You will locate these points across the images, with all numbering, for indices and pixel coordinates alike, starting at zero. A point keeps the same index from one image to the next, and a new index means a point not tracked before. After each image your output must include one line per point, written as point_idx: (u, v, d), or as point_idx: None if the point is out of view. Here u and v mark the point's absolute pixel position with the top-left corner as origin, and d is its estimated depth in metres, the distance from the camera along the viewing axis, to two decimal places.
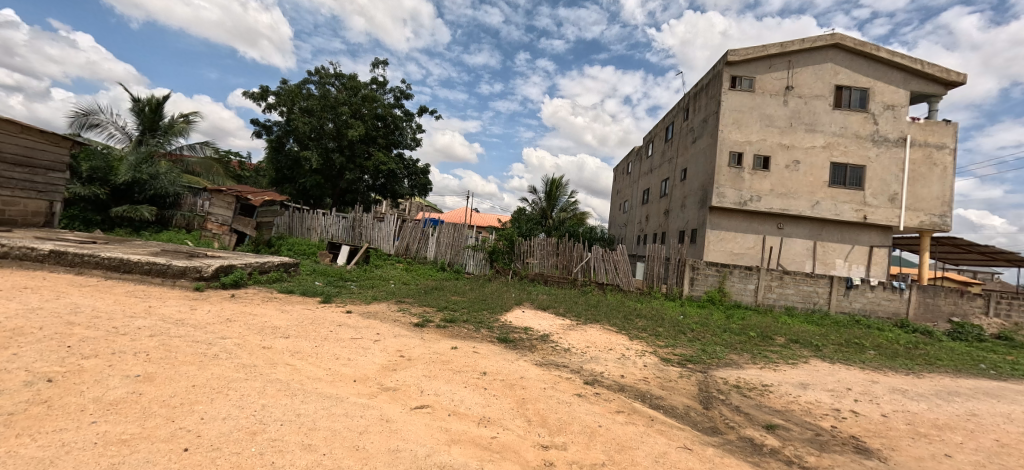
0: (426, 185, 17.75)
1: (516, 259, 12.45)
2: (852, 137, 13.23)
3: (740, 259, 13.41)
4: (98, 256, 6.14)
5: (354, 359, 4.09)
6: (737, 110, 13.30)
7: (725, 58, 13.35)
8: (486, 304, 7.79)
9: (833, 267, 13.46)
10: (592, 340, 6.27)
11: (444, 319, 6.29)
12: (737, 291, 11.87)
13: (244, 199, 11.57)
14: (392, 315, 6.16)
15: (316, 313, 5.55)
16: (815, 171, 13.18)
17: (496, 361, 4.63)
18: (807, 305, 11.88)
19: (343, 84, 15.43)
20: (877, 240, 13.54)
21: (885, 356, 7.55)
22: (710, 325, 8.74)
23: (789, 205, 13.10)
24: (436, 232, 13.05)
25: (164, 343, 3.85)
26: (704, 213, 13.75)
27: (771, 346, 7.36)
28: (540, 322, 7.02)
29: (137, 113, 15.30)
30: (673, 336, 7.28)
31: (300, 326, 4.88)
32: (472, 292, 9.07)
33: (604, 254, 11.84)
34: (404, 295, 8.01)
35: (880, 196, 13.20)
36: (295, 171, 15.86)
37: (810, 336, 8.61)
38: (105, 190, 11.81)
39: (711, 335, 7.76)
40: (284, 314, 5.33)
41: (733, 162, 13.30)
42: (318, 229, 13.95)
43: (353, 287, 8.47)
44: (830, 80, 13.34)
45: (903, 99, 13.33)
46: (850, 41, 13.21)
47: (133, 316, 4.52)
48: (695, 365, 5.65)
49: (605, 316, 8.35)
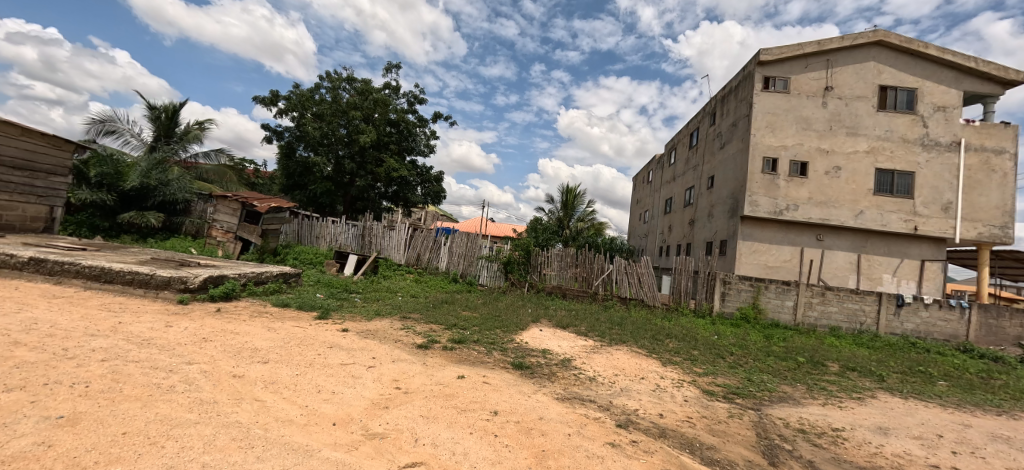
0: (439, 192, 17.25)
1: (532, 271, 11.74)
2: (898, 141, 12.16)
3: (776, 272, 12.35)
4: (79, 265, 5.66)
5: (339, 393, 3.40)
6: (771, 112, 12.40)
7: (756, 57, 12.51)
8: (501, 322, 7.03)
9: (879, 283, 12.30)
10: (620, 366, 5.47)
11: (451, 339, 5.56)
12: (774, 308, 10.86)
13: (249, 204, 11.20)
14: (393, 334, 5.46)
15: (308, 332, 4.89)
16: (858, 178, 12.13)
17: (509, 395, 3.86)
18: (853, 325, 10.78)
19: (356, 88, 15.10)
20: (929, 254, 12.31)
21: (962, 389, 6.51)
22: (750, 347, 7.82)
23: (829, 215, 12.06)
24: (448, 242, 12.43)
25: (115, 370, 3.25)
26: (734, 223, 12.81)
27: (826, 375, 6.43)
28: (560, 344, 6.22)
29: (153, 120, 15.21)
30: (711, 361, 6.40)
31: (286, 348, 4.23)
32: (485, 307, 8.34)
33: (626, 266, 11.03)
34: (411, 310, 7.34)
35: (932, 206, 12.04)
36: (306, 178, 15.49)
37: (866, 362, 7.60)
38: (114, 196, 11.58)
39: (754, 360, 6.84)
40: (270, 332, 4.69)
41: (767, 168, 12.35)
42: (327, 237, 13.44)
43: (357, 300, 7.85)
44: (873, 79, 12.34)
45: (955, 100, 12.22)
46: (895, 38, 12.24)
47: (94, 335, 3.95)
48: (745, 400, 4.78)
49: (631, 335, 7.51)
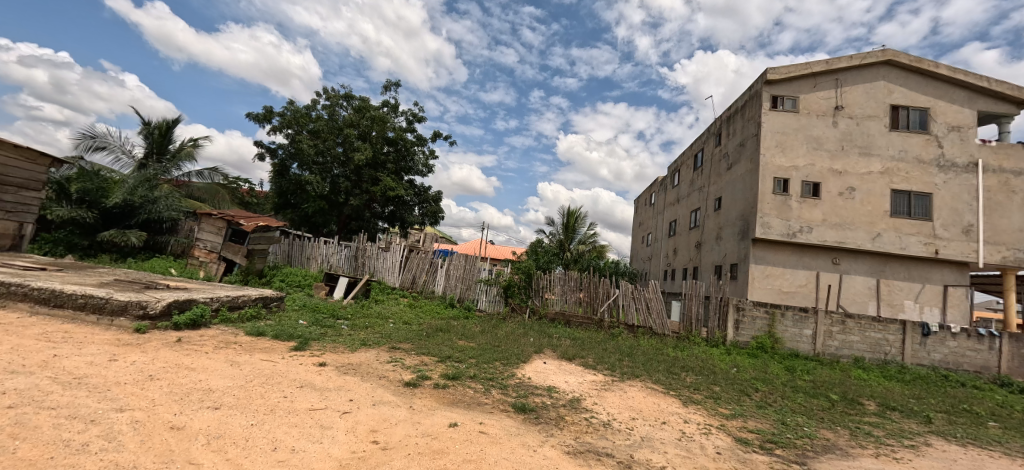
0: (437, 213, 16.72)
1: (533, 295, 11.04)
2: (913, 161, 11.74)
3: (792, 298, 11.68)
4: (27, 287, 5.07)
5: (299, 451, 2.72)
6: (781, 132, 12.03)
7: (764, 76, 12.23)
8: (501, 353, 6.36)
9: (901, 310, 11.61)
10: (636, 407, 4.79)
11: (445, 375, 4.89)
12: (792, 338, 10.16)
13: (235, 222, 10.37)
14: (378, 369, 4.78)
15: (278, 367, 4.23)
16: (873, 199, 11.64)
17: (511, 449, 3.19)
18: (877, 355, 10.07)
19: (354, 105, 14.80)
20: (952, 279, 11.68)
21: (1019, 432, 5.77)
22: (773, 381, 7.12)
23: (845, 237, 11.52)
24: (445, 263, 11.83)
25: (19, 422, 2.59)
26: (745, 246, 12.25)
27: (865, 416, 5.74)
28: (567, 380, 5.52)
29: (146, 136, 14.83)
30: (736, 400, 5.72)
31: (246, 389, 3.58)
32: (484, 336, 7.63)
33: (634, 291, 10.41)
34: (401, 339, 6.65)
35: (952, 228, 11.52)
36: (299, 196, 15.01)
37: (904, 399, 6.88)
38: (95, 213, 11.05)
39: (783, 398, 6.17)
40: (232, 368, 4.04)
41: (778, 188, 11.87)
42: (318, 258, 12.89)
43: (343, 328, 7.15)
44: (883, 99, 12.03)
45: (969, 119, 11.87)
46: (904, 57, 12.00)
47: (16, 371, 3.31)
48: (786, 452, 4.09)
49: (644, 368, 6.81)
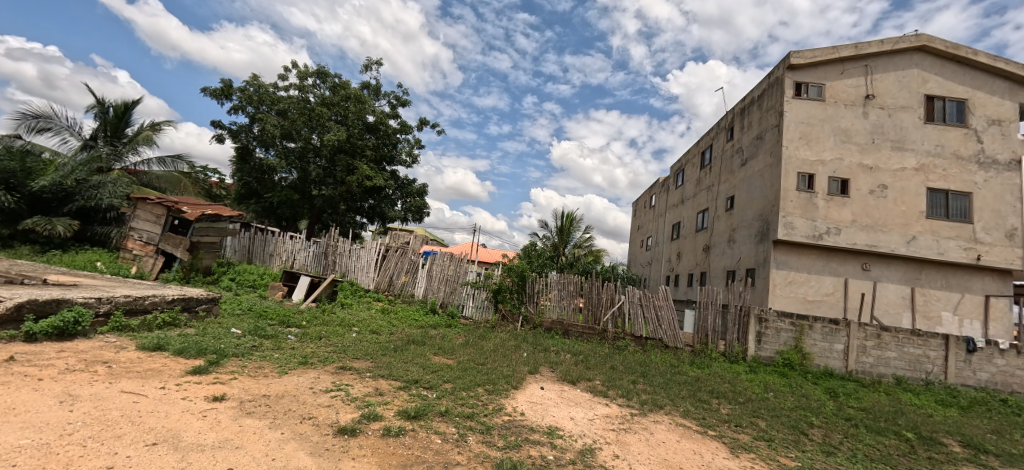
0: (422, 207, 15.29)
1: (527, 301, 9.61)
2: (950, 157, 10.57)
3: (817, 308, 10.42)
4: None
5: None
6: (805, 122, 10.81)
7: (787, 61, 11.02)
8: (488, 375, 4.95)
9: (938, 323, 10.38)
10: (672, 461, 3.39)
11: (403, 413, 3.43)
12: (821, 353, 8.84)
13: (176, 210, 8.82)
14: (306, 406, 3.31)
15: (140, 407, 2.75)
16: (908, 198, 10.42)
17: None
18: (918, 374, 8.77)
19: (329, 85, 13.32)
20: (994, 288, 10.46)
21: None
22: (822, 411, 5.76)
23: (877, 241, 10.29)
24: (427, 264, 10.40)
25: None
26: (765, 248, 10.96)
27: (960, 465, 4.40)
28: (573, 416, 4.09)
29: (98, 117, 13.32)
30: (795, 443, 4.34)
31: (45, 454, 2.12)
32: (467, 350, 6.18)
33: (642, 296, 9.08)
34: (359, 355, 5.18)
35: (995, 232, 10.33)
36: (266, 186, 13.64)
37: (987, 436, 5.52)
38: (16, 197, 9.48)
39: (850, 438, 4.78)
40: (59, 410, 2.58)
41: (802, 185, 10.62)
42: (283, 255, 11.47)
43: (289, 339, 5.65)
44: (918, 89, 10.84)
45: (1012, 113, 10.73)
46: (940, 43, 10.85)
47: None
48: None
49: (666, 394, 5.44)
